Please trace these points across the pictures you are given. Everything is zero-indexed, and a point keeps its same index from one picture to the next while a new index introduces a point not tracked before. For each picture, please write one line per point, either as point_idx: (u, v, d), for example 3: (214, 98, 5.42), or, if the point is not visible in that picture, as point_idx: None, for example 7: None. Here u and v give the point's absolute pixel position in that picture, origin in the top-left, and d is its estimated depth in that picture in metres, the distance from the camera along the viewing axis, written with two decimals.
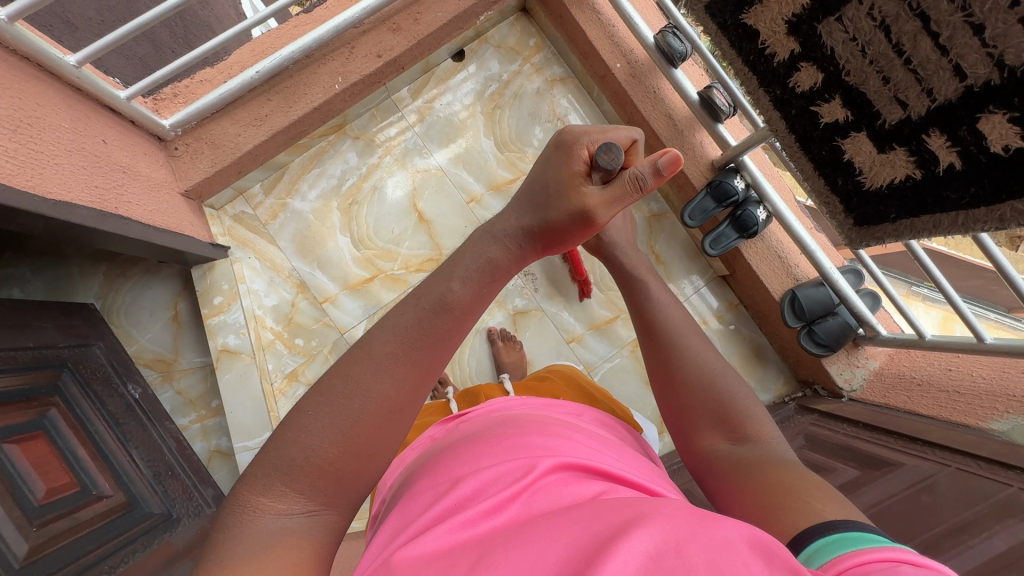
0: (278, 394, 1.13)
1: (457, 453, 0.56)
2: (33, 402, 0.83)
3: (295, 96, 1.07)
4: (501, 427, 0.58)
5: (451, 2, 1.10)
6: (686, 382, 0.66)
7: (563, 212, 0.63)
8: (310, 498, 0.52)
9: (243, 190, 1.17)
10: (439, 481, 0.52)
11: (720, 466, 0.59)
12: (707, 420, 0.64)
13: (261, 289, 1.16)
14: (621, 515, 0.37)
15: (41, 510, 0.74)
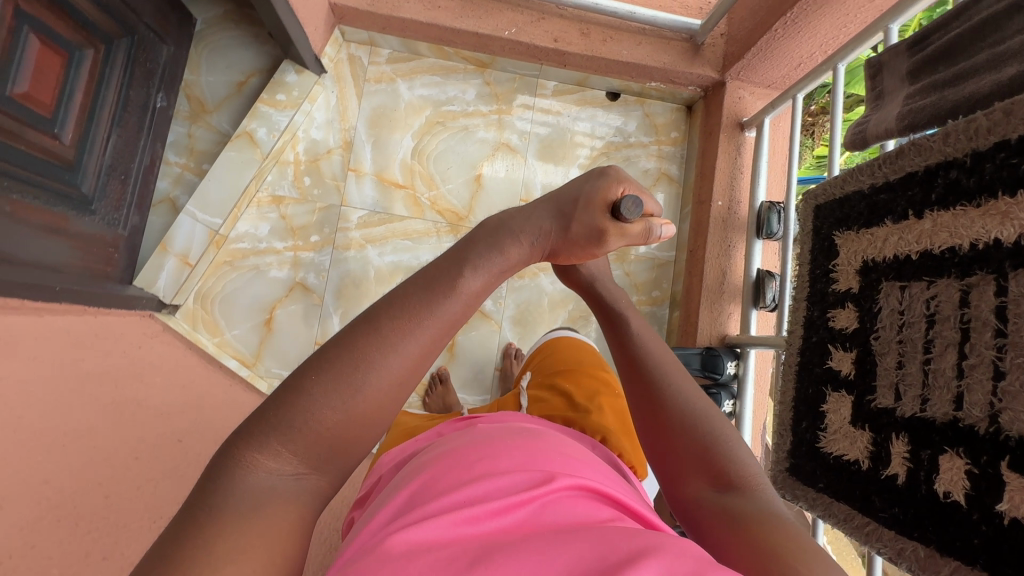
0: (253, 202, 1.18)
1: (467, 444, 0.51)
2: (82, 33, 0.87)
3: (470, 12, 1.12)
4: (507, 432, 0.53)
5: (640, 51, 1.16)
6: (655, 408, 0.57)
7: (582, 226, 0.60)
8: (303, 458, 0.44)
9: (374, 43, 1.23)
10: (441, 467, 0.47)
11: (713, 529, 0.49)
12: (684, 457, 0.54)
13: (318, 120, 1.22)
14: (635, 543, 0.36)
15: (7, 100, 0.75)
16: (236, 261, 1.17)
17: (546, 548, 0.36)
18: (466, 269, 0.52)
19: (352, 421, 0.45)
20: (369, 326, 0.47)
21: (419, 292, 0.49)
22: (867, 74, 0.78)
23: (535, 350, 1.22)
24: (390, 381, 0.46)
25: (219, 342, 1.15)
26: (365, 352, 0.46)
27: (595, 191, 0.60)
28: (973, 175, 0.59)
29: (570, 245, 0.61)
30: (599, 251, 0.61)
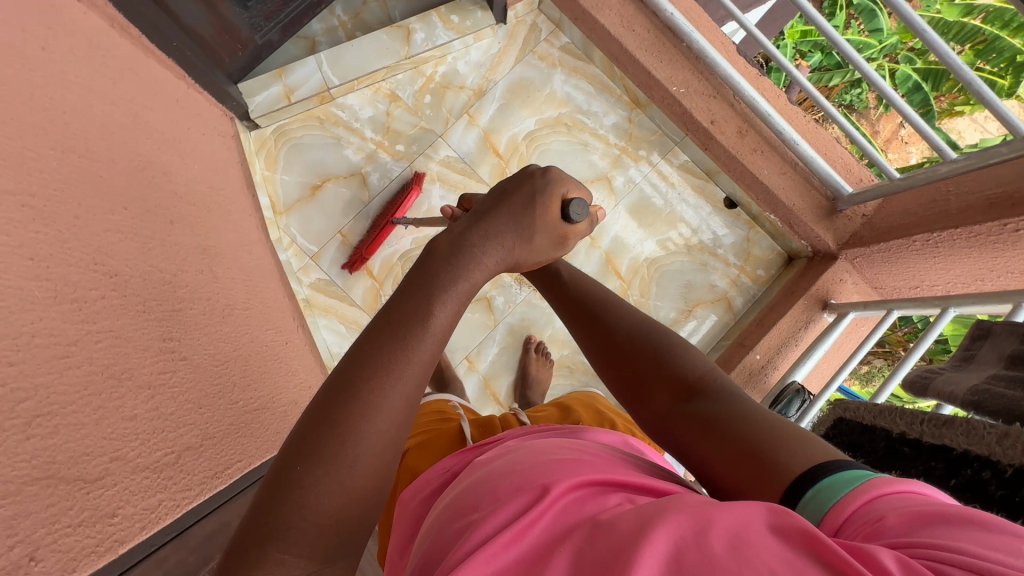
0: (373, 85, 1.20)
1: (482, 477, 0.53)
2: None
3: (654, 52, 1.12)
4: (512, 459, 0.54)
5: (777, 180, 1.13)
6: (614, 354, 0.64)
7: (544, 234, 0.65)
8: (310, 553, 0.44)
9: (560, 25, 1.24)
10: (465, 509, 0.49)
11: (689, 427, 0.55)
12: (647, 384, 0.60)
13: (470, 57, 1.23)
14: (638, 518, 0.38)
15: None
16: (327, 122, 1.20)
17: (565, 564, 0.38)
18: (435, 304, 0.52)
19: (349, 498, 0.45)
20: (334, 395, 0.47)
21: (378, 347, 0.49)
22: (967, 335, 0.72)
23: (510, 366, 1.21)
24: (378, 446, 0.47)
25: (265, 179, 1.16)
26: (343, 423, 0.46)
27: (546, 202, 0.65)
28: (1004, 486, 0.53)
29: (536, 258, 0.66)
30: (559, 250, 0.68)
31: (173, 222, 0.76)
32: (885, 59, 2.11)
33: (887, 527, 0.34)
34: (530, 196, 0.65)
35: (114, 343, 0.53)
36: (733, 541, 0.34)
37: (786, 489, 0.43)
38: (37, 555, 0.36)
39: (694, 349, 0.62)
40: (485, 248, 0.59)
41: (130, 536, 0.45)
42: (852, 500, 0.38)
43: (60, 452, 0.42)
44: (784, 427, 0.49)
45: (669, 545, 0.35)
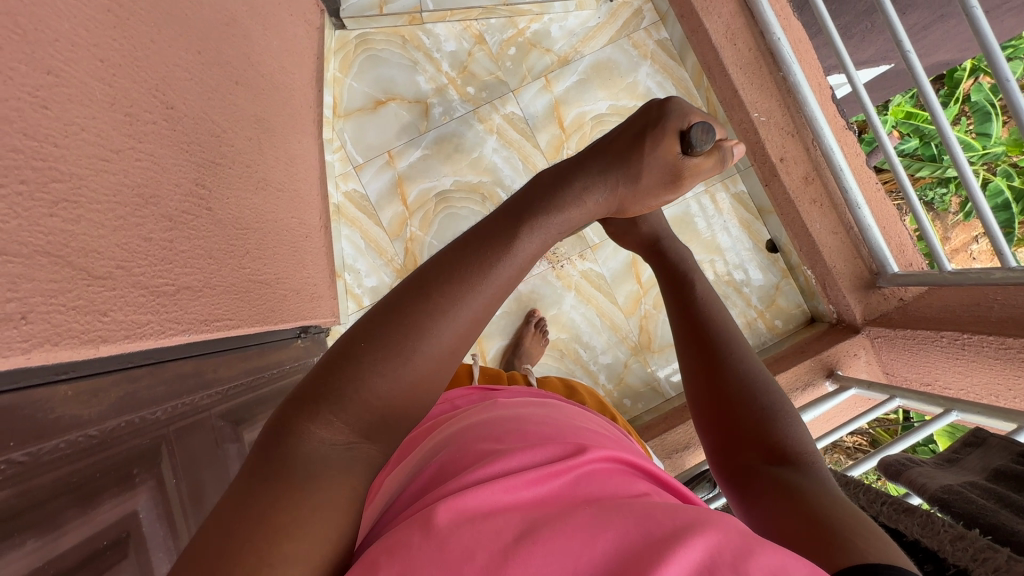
0: (464, 21, 1.20)
1: (508, 419, 0.55)
2: None
3: (749, 72, 1.09)
4: (543, 418, 0.56)
5: (826, 237, 1.10)
6: (706, 388, 0.62)
7: (654, 167, 0.64)
8: (354, 426, 0.43)
9: (664, 19, 1.21)
10: (487, 437, 0.51)
11: (767, 487, 0.53)
12: (740, 429, 0.59)
13: (567, 23, 1.21)
14: (678, 515, 0.40)
15: None
16: (408, 43, 1.20)
17: (593, 524, 0.39)
18: (522, 233, 0.52)
19: (403, 391, 0.45)
20: (417, 290, 0.47)
21: (465, 258, 0.49)
22: (960, 438, 0.70)
23: (507, 332, 1.21)
24: (440, 353, 0.46)
25: (335, 79, 1.18)
26: (419, 319, 0.45)
27: (666, 133, 0.64)
28: None
29: (643, 192, 0.65)
30: (672, 189, 0.67)
31: (237, 84, 0.77)
32: (984, 166, 2.02)
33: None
34: (643, 129, 0.64)
35: (151, 167, 0.55)
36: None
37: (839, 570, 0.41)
38: (29, 316, 0.38)
39: (797, 421, 0.60)
40: (590, 183, 0.60)
41: (116, 337, 0.47)
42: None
43: (77, 239, 0.44)
44: (867, 524, 0.48)
45: (705, 556, 0.36)
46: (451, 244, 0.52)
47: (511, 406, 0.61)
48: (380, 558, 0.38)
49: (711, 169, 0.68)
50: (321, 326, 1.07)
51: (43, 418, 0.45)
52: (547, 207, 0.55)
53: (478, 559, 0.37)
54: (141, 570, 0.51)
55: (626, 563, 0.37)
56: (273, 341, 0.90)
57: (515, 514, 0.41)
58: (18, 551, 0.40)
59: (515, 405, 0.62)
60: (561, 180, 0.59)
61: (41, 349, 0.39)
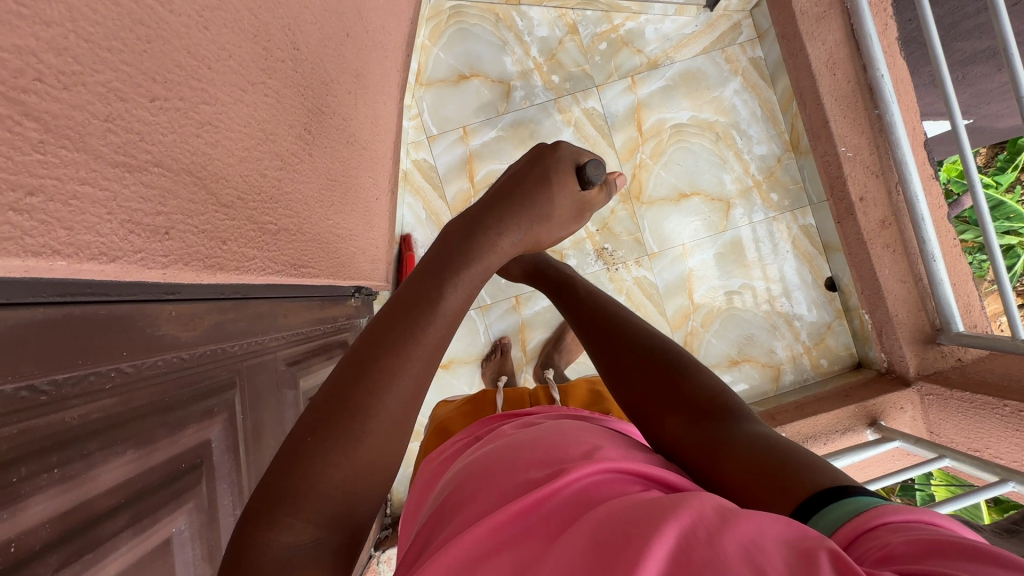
0: (561, 9, 1.18)
1: (505, 448, 0.56)
2: None
3: (843, 105, 1.07)
4: (534, 438, 0.56)
5: (891, 284, 1.07)
6: (631, 379, 0.60)
7: (560, 207, 0.66)
8: (316, 517, 0.42)
9: (763, 38, 1.18)
10: (490, 475, 0.52)
11: (699, 443, 0.51)
12: (659, 404, 0.57)
13: (663, 27, 1.19)
14: (656, 505, 0.39)
15: None
16: (502, 22, 1.18)
17: (570, 540, 0.39)
18: (446, 289, 0.52)
19: (356, 474, 0.44)
20: (347, 377, 0.46)
21: (387, 333, 0.48)
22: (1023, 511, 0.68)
23: (547, 326, 1.21)
24: (391, 424, 0.45)
25: (424, 47, 1.18)
26: (357, 398, 0.44)
27: (555, 177, 0.65)
28: None
29: (552, 232, 0.68)
30: (575, 222, 0.71)
31: (349, 36, 0.77)
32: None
33: (896, 553, 0.32)
34: (541, 173, 0.65)
35: (275, 106, 0.55)
36: (748, 545, 0.34)
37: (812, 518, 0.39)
38: (170, 233, 0.38)
39: (707, 372, 0.59)
40: (500, 230, 0.59)
41: (230, 267, 0.47)
42: (872, 518, 0.36)
43: (212, 164, 0.44)
44: (804, 455, 0.46)
45: (678, 537, 0.35)
46: (372, 321, 0.50)
47: (512, 433, 0.62)
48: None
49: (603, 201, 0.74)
50: (373, 289, 1.08)
51: (151, 333, 0.45)
52: (458, 261, 0.55)
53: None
54: (209, 498, 0.52)
55: (596, 558, 0.36)
56: (333, 296, 0.91)
57: (504, 553, 0.41)
58: (118, 459, 0.41)
59: (513, 433, 0.62)
60: (472, 234, 0.58)
61: (177, 267, 0.39)
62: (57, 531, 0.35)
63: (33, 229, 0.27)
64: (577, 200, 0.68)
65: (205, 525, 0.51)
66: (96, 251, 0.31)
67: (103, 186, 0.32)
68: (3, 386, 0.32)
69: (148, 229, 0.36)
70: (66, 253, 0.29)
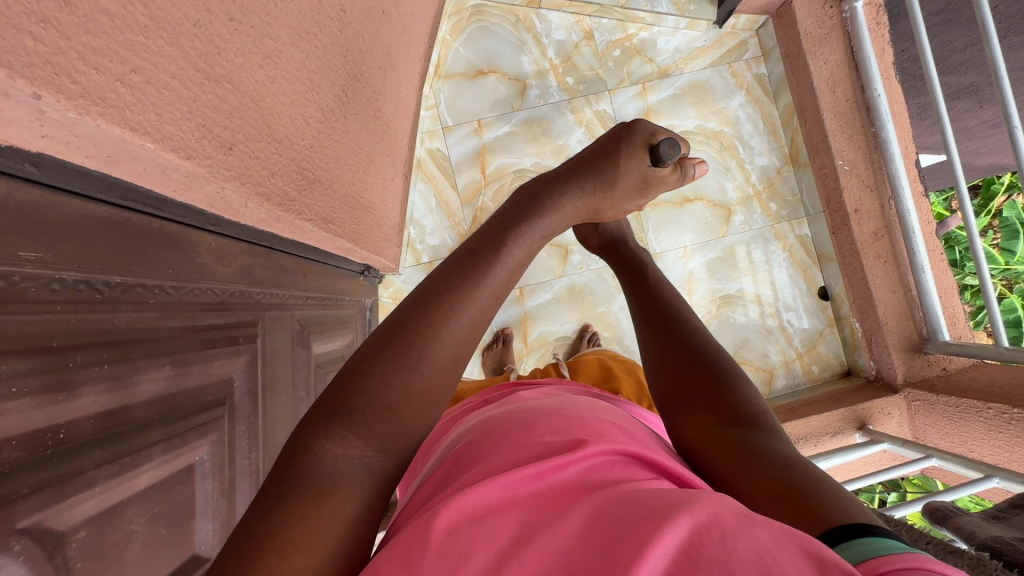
0: (579, 15, 1.23)
1: (516, 412, 0.54)
2: None
3: (841, 122, 1.13)
4: (552, 406, 0.54)
5: (882, 294, 1.12)
6: (672, 368, 0.60)
7: (625, 179, 0.68)
8: (367, 437, 0.43)
9: (768, 57, 1.24)
10: (494, 435, 0.50)
11: (721, 446, 0.51)
12: (697, 400, 0.56)
13: (674, 39, 1.24)
14: (666, 496, 0.37)
15: None
16: (521, 24, 1.23)
17: (584, 517, 0.37)
18: (509, 243, 0.53)
19: (411, 397, 0.45)
20: (419, 304, 0.48)
21: (456, 275, 0.50)
22: (1009, 499, 0.71)
23: (552, 320, 1.23)
24: (445, 360, 0.47)
25: (445, 41, 1.21)
26: (422, 327, 0.46)
27: (628, 149, 0.68)
28: None
29: (616, 203, 0.69)
30: (641, 197, 0.71)
31: (384, 13, 0.80)
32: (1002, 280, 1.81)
33: None
34: (613, 144, 0.68)
35: (321, 61, 0.57)
36: (761, 552, 0.32)
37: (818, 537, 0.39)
38: (233, 150, 0.40)
39: (747, 382, 0.58)
40: (564, 191, 0.62)
41: (275, 202, 0.48)
42: (877, 566, 0.33)
43: (270, 98, 0.45)
44: (827, 480, 0.45)
45: (688, 532, 0.33)
46: (448, 259, 0.53)
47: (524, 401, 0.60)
48: (389, 566, 0.36)
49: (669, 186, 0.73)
50: (381, 270, 1.09)
51: (193, 260, 0.46)
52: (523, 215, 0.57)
53: (476, 561, 0.36)
54: (229, 437, 0.52)
55: (606, 542, 0.35)
56: (344, 269, 0.92)
57: (512, 512, 0.39)
58: (158, 373, 0.41)
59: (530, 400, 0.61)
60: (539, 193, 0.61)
61: (234, 185, 0.40)
62: (102, 428, 0.35)
63: (134, 105, 0.28)
64: (642, 175, 0.69)
65: (225, 461, 0.51)
66: (177, 145, 0.32)
67: (186, 85, 0.33)
68: (67, 273, 0.33)
69: (217, 140, 0.37)
70: (155, 138, 0.30)
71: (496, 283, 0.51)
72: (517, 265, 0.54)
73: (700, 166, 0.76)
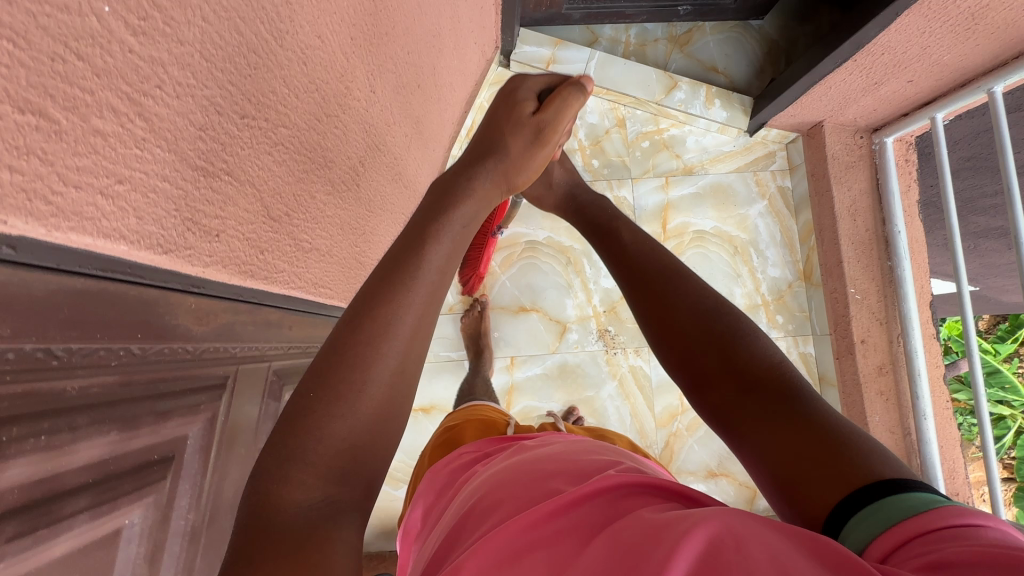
0: (613, 104, 1.27)
1: (523, 467, 0.55)
2: None
3: (858, 250, 1.12)
4: (556, 462, 0.55)
5: (880, 432, 1.08)
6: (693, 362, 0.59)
7: (515, 137, 0.72)
8: (320, 473, 0.43)
9: (793, 171, 1.25)
10: (525, 489, 0.50)
11: (762, 424, 0.50)
12: (719, 377, 0.56)
13: (703, 141, 1.27)
14: (677, 514, 0.38)
15: None
16: None
17: (611, 540, 0.38)
18: (440, 228, 0.56)
19: (388, 379, 0.47)
20: (374, 288, 0.50)
21: (410, 255, 0.52)
22: None
23: (538, 396, 1.21)
24: (392, 369, 0.47)
25: (481, 108, 1.25)
26: (382, 310, 0.48)
27: (509, 110, 0.73)
28: None
29: (521, 164, 0.72)
30: (542, 147, 0.74)
31: (419, 88, 0.83)
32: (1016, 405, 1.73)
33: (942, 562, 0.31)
34: (497, 111, 0.74)
35: (341, 140, 0.59)
36: (776, 554, 0.33)
37: (856, 502, 0.40)
38: (219, 236, 0.40)
39: (766, 344, 0.57)
40: (475, 174, 0.65)
41: (261, 275, 0.49)
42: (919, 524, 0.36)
43: (274, 181, 0.47)
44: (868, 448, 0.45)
45: (705, 543, 0.34)
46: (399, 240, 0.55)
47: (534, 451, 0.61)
48: None
49: (570, 112, 0.76)
50: None
51: (167, 321, 0.47)
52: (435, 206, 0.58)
53: None
54: (168, 497, 0.51)
55: (628, 560, 0.36)
56: None
57: (547, 548, 0.40)
58: (100, 438, 0.41)
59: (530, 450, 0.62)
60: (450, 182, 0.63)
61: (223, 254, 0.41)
62: (26, 498, 0.34)
63: (112, 214, 0.29)
64: (532, 126, 0.73)
65: (155, 523, 0.49)
66: (156, 242, 0.33)
67: (178, 185, 0.34)
68: (25, 344, 0.33)
69: (203, 229, 0.38)
70: (131, 240, 0.31)
71: (433, 263, 0.53)
72: (453, 243, 0.56)
73: (589, 82, 0.81)
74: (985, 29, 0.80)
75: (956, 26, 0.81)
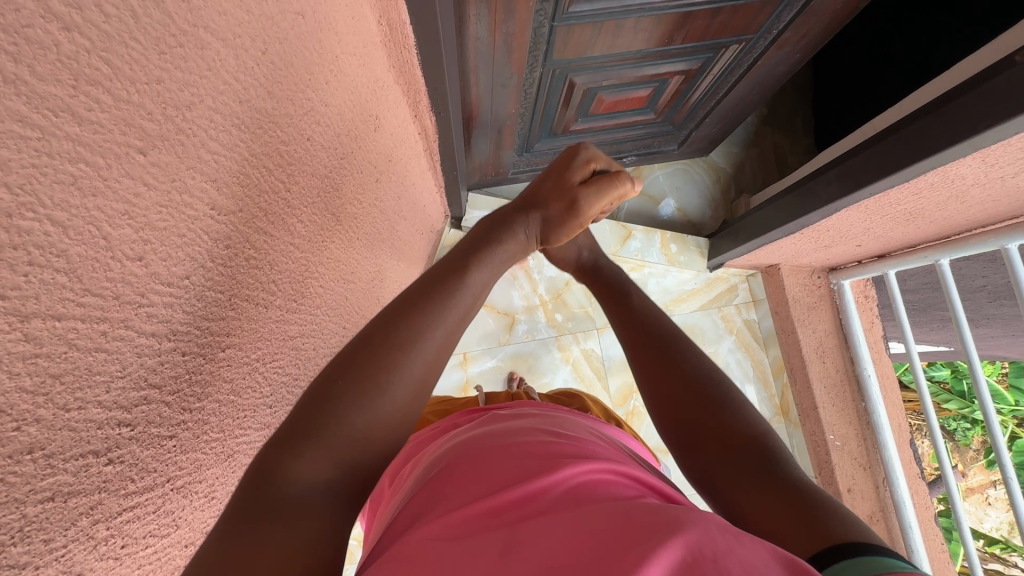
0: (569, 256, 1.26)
1: (487, 430, 0.46)
2: (661, 102, 1.00)
3: (830, 392, 1.11)
4: (522, 424, 0.46)
5: None
6: (676, 405, 0.49)
7: (557, 193, 0.56)
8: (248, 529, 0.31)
9: (756, 304, 1.26)
10: (482, 452, 0.41)
11: (741, 489, 0.42)
12: (705, 428, 0.46)
13: (665, 281, 1.25)
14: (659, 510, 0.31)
15: (569, 85, 0.86)
16: None
17: (573, 529, 0.30)
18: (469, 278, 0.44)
19: (376, 425, 0.36)
20: (388, 331, 0.39)
21: (429, 297, 0.41)
22: None
23: None
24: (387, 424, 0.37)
25: None
26: (396, 362, 0.37)
27: (559, 168, 0.57)
28: None
29: (554, 226, 0.56)
30: (576, 219, 0.57)
31: None
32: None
33: None
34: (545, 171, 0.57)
35: None
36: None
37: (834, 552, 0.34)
38: None
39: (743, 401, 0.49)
40: (508, 220, 0.52)
41: None
42: None
43: None
44: (844, 519, 0.37)
45: (684, 548, 0.27)
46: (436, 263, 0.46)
47: (496, 419, 0.49)
48: None
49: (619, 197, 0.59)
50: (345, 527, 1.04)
51: None
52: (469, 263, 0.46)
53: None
54: None
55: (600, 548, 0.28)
56: None
57: (503, 529, 0.31)
58: None
59: (493, 415, 0.52)
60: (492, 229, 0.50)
61: None
62: None
63: None
64: (578, 194, 0.56)
65: None
66: None
67: None
68: None
69: None
70: None
71: (459, 317, 0.42)
72: (478, 301, 0.44)
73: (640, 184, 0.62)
74: (922, 219, 0.80)
75: (893, 217, 0.81)
